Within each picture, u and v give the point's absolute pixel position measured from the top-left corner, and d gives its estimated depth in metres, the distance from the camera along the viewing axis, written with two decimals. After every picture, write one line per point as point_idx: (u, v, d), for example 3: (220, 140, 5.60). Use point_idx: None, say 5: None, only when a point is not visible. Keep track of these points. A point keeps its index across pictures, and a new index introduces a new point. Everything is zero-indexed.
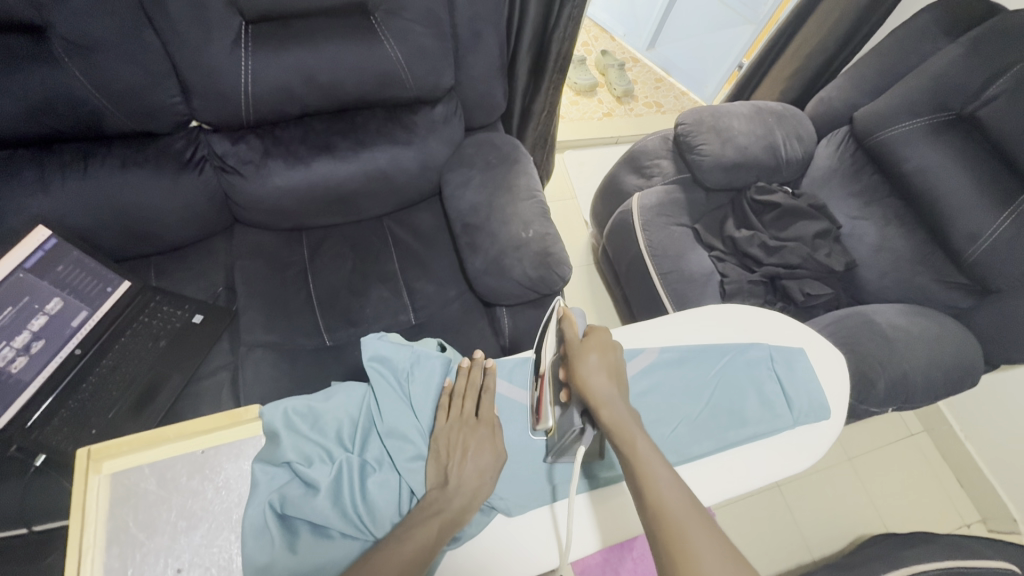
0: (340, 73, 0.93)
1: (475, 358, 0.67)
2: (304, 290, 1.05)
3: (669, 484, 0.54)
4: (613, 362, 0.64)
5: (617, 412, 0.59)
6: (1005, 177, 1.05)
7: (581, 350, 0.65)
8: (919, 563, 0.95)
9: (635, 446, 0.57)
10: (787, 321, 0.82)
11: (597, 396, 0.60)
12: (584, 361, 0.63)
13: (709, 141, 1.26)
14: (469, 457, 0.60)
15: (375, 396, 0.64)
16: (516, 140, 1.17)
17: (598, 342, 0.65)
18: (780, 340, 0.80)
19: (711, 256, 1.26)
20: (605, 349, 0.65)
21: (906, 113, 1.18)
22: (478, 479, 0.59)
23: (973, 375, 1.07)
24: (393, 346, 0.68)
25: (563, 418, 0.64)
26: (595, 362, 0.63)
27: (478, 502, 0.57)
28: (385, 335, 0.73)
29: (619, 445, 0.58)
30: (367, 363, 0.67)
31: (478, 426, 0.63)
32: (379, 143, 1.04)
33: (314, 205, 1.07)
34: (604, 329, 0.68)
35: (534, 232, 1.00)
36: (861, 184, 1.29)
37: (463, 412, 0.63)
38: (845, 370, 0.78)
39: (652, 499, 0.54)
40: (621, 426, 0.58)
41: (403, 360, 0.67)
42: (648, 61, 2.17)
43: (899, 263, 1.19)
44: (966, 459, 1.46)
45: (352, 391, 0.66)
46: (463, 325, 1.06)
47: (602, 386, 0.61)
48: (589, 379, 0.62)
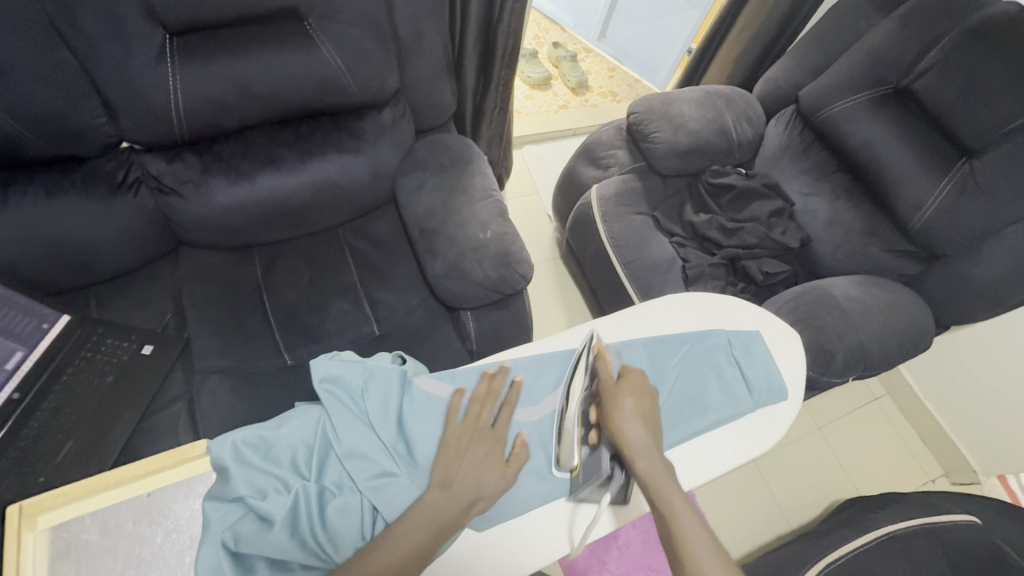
0: (277, 81, 0.90)
1: (501, 368, 0.66)
2: (259, 310, 1.01)
3: (705, 547, 0.59)
4: (648, 409, 0.66)
5: (652, 465, 0.62)
6: (943, 145, 1.09)
7: (616, 394, 0.66)
8: (888, 525, 1.03)
9: (671, 503, 0.60)
10: (742, 306, 0.83)
11: (632, 445, 0.63)
12: (620, 406, 0.65)
13: (661, 128, 1.27)
14: (473, 465, 0.59)
15: (330, 419, 0.60)
16: (469, 140, 1.15)
17: (632, 386, 0.67)
18: (737, 325, 0.81)
19: (672, 243, 1.27)
20: (641, 395, 0.67)
21: (847, 90, 1.22)
22: (478, 485, 0.58)
23: (925, 339, 1.11)
24: (345, 363, 0.64)
25: (590, 460, 0.65)
26: (630, 408, 0.65)
27: (476, 510, 0.57)
28: (338, 354, 0.69)
29: (653, 499, 0.61)
30: (318, 385, 0.62)
31: (490, 438, 0.62)
32: (326, 152, 1.01)
33: (263, 220, 1.03)
34: (639, 372, 0.69)
35: (492, 232, 0.99)
36: (810, 161, 1.31)
37: (478, 419, 0.62)
38: (800, 347, 0.80)
39: (685, 558, 0.59)
40: (657, 480, 0.61)
41: (357, 377, 0.63)
42: (600, 51, 2.18)
43: (851, 236, 1.22)
44: (928, 418, 1.53)
45: (306, 414, 0.62)
46: (427, 331, 1.05)
47: (637, 435, 0.63)
48: (625, 427, 0.64)
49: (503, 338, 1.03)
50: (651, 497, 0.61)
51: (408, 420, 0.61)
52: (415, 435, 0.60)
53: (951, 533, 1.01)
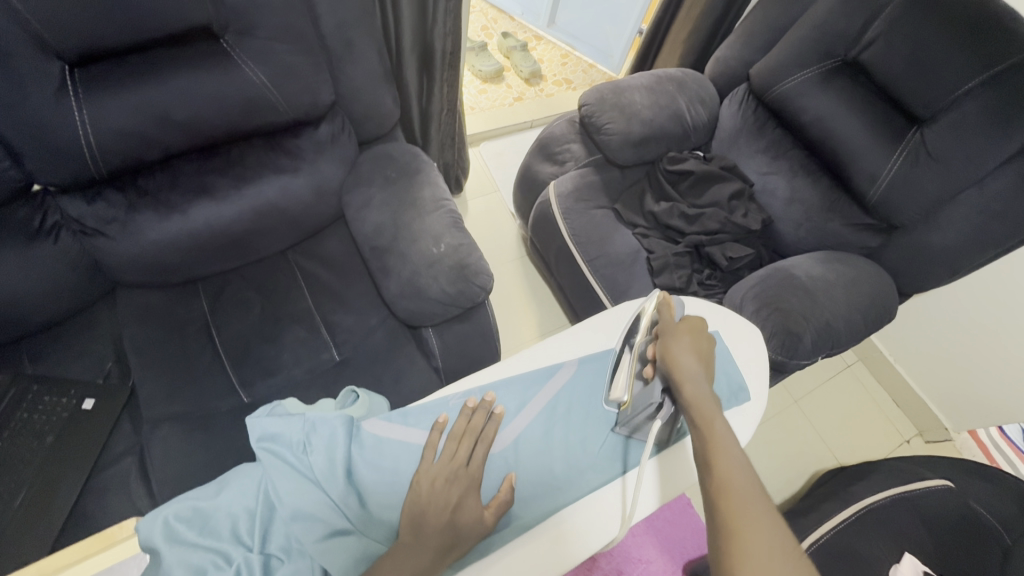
0: (197, 107, 0.84)
1: (483, 401, 0.61)
2: (208, 348, 0.96)
3: (740, 468, 0.55)
4: (703, 348, 0.67)
5: (699, 391, 0.62)
6: (893, 115, 1.09)
7: (675, 331, 0.68)
8: (867, 497, 1.04)
9: (713, 425, 0.59)
10: (702, 305, 0.81)
11: (683, 372, 0.63)
12: (678, 339, 0.67)
13: (614, 119, 1.23)
14: (449, 510, 0.55)
15: (269, 480, 0.57)
16: (416, 148, 1.10)
17: (692, 326, 0.69)
18: None
19: (635, 234, 1.24)
20: (698, 336, 0.68)
21: (796, 65, 1.20)
22: (453, 534, 0.55)
23: (889, 310, 1.11)
24: (282, 419, 0.60)
25: (642, 393, 0.66)
26: (686, 344, 0.66)
27: (451, 556, 0.54)
28: (280, 408, 0.65)
29: (695, 422, 0.60)
30: (256, 445, 0.59)
31: (466, 480, 0.58)
32: (263, 174, 0.96)
33: (204, 252, 0.97)
34: (700, 320, 0.71)
35: (446, 245, 0.95)
36: (766, 139, 1.30)
37: (455, 458, 0.58)
38: (761, 343, 0.79)
39: (716, 475, 0.55)
40: (702, 406, 0.61)
41: (296, 432, 0.59)
42: (551, 38, 2.12)
43: (810, 213, 1.22)
44: (899, 381, 1.56)
45: (244, 479, 0.59)
46: (389, 352, 1.01)
47: (690, 365, 0.64)
48: (680, 357, 0.65)
49: (468, 352, 1.00)
50: (693, 419, 0.61)
51: (357, 469, 0.57)
52: (365, 485, 0.57)
53: (928, 500, 1.03)
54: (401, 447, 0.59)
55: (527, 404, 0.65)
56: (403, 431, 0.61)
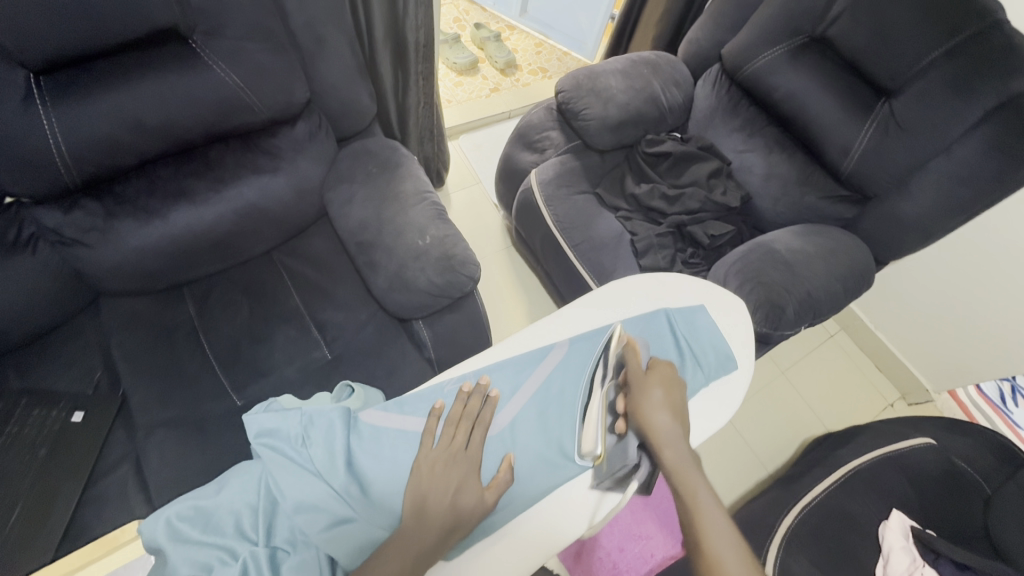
0: (170, 110, 0.83)
1: (477, 386, 0.63)
2: (199, 351, 0.96)
3: (725, 536, 0.59)
4: (677, 400, 0.66)
5: (679, 456, 0.63)
6: (861, 88, 1.12)
7: (645, 384, 0.66)
8: (853, 460, 1.08)
9: (695, 495, 0.62)
10: (686, 279, 0.82)
11: (660, 436, 0.63)
12: (649, 394, 0.65)
13: (591, 104, 1.24)
14: (451, 493, 0.56)
15: (271, 475, 0.57)
16: (395, 142, 1.10)
17: (661, 378, 0.67)
18: (682, 300, 0.80)
19: (618, 217, 1.26)
20: (670, 386, 0.67)
21: (766, 43, 1.22)
22: (455, 515, 0.55)
23: (867, 278, 1.14)
24: (280, 413, 0.61)
25: (616, 448, 0.65)
26: (659, 398, 0.65)
27: (454, 538, 0.55)
28: (277, 404, 0.66)
29: (678, 490, 0.62)
30: (255, 441, 0.59)
31: (465, 462, 0.59)
32: (241, 176, 0.95)
33: (188, 257, 0.96)
34: (667, 363, 0.70)
35: (432, 237, 0.95)
36: (741, 118, 1.32)
37: (453, 443, 0.60)
38: (745, 313, 0.81)
39: (705, 552, 0.58)
40: (682, 471, 0.62)
41: (294, 425, 0.60)
42: (524, 27, 2.12)
43: (787, 187, 1.24)
44: (880, 347, 1.61)
45: (244, 475, 0.59)
46: (381, 346, 1.01)
47: (665, 425, 0.64)
48: (654, 416, 0.64)
49: (460, 342, 1.01)
50: (674, 485, 0.62)
51: (357, 457, 0.58)
52: (366, 473, 0.57)
53: (910, 457, 1.07)
54: (399, 434, 0.61)
55: (521, 386, 0.66)
56: (400, 419, 0.62)
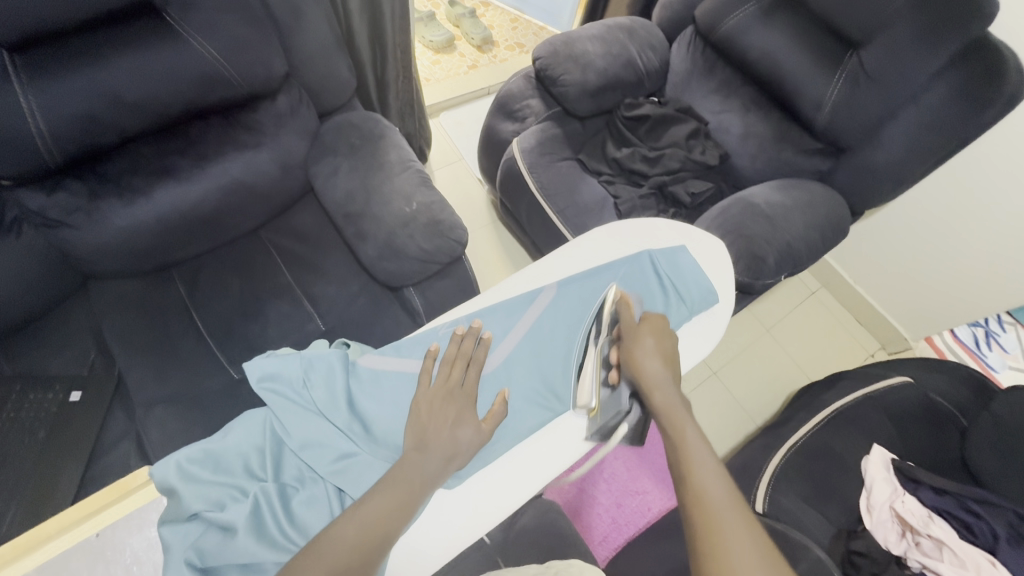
0: (150, 86, 0.83)
1: (471, 327, 0.65)
2: (192, 329, 0.96)
3: (711, 473, 0.57)
4: (668, 347, 0.66)
5: (668, 398, 0.63)
6: (830, 41, 1.14)
7: (637, 333, 0.67)
8: (836, 401, 1.12)
9: (683, 431, 0.61)
10: (668, 223, 0.84)
11: (650, 380, 0.63)
12: (641, 342, 0.66)
13: (569, 70, 1.25)
14: (449, 426, 0.60)
15: (277, 416, 0.60)
16: (376, 114, 1.10)
17: (653, 326, 0.67)
18: (665, 243, 0.82)
19: (601, 182, 1.28)
20: (662, 336, 0.67)
21: (737, 3, 1.24)
22: (453, 445, 0.59)
23: (843, 227, 1.18)
24: (280, 360, 0.63)
25: (610, 398, 0.66)
26: (651, 345, 0.65)
27: (453, 466, 0.59)
28: (272, 353, 0.67)
29: (667, 432, 0.62)
30: (258, 386, 0.61)
31: (462, 398, 0.62)
32: (225, 153, 0.95)
33: (176, 236, 0.96)
34: (661, 317, 0.70)
35: (418, 203, 0.96)
36: (716, 79, 1.34)
37: (449, 379, 0.62)
38: (724, 252, 0.83)
39: (691, 484, 0.57)
40: (670, 413, 0.62)
41: (295, 370, 0.63)
42: (499, 3, 2.12)
43: (764, 144, 1.27)
44: (860, 301, 1.66)
45: (248, 420, 0.61)
46: (374, 316, 1.03)
47: (656, 371, 0.64)
48: (645, 361, 0.64)
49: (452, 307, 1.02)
50: (663, 426, 0.62)
51: (358, 397, 0.62)
52: (369, 412, 0.62)
53: (890, 395, 1.12)
54: (397, 377, 0.64)
55: (512, 331, 0.70)
56: (397, 363, 0.65)
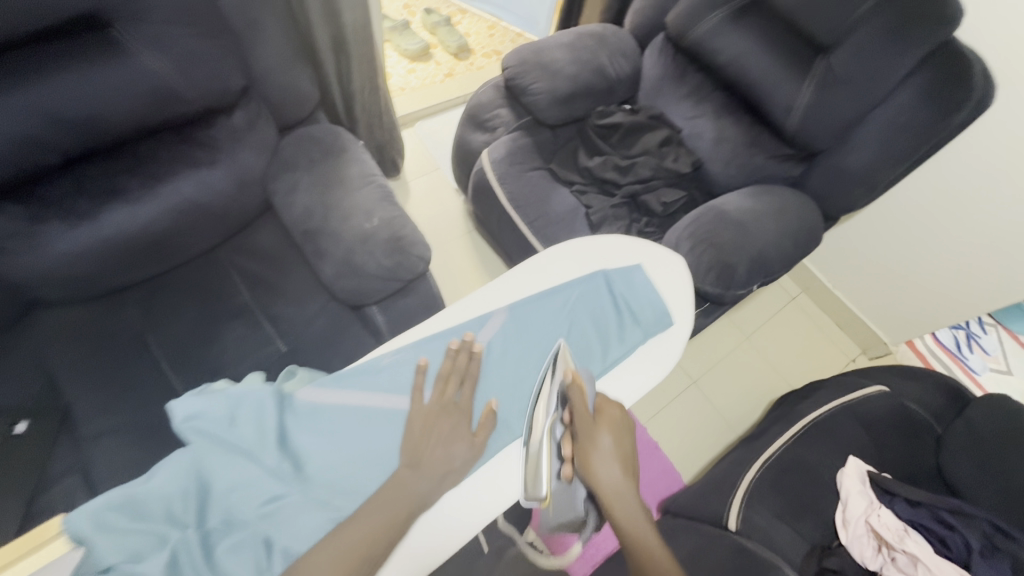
0: (93, 105, 0.79)
1: (465, 341, 0.67)
2: (145, 356, 0.95)
3: None
4: (623, 447, 0.68)
5: (627, 508, 0.66)
6: (801, 46, 1.13)
7: (593, 433, 0.67)
8: (811, 411, 1.11)
9: (641, 542, 0.66)
10: (625, 239, 0.82)
11: (609, 490, 0.66)
12: (599, 445, 0.66)
13: (539, 78, 1.23)
14: (441, 443, 0.64)
15: (203, 460, 0.58)
16: (338, 127, 1.07)
17: (611, 423, 0.68)
18: (621, 260, 0.81)
19: (573, 192, 1.27)
20: (618, 432, 0.68)
21: (707, 7, 1.21)
22: (450, 461, 0.64)
23: (816, 235, 1.17)
24: (208, 397, 0.61)
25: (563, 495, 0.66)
26: (608, 447, 0.67)
27: (410, 512, 0.60)
28: (204, 386, 0.65)
29: (626, 539, 0.66)
30: (182, 425, 0.59)
31: (457, 412, 0.66)
32: (178, 171, 0.92)
33: (126, 256, 0.94)
34: (612, 404, 0.70)
35: (378, 219, 0.94)
36: (688, 85, 1.32)
37: (443, 395, 0.66)
38: (682, 268, 0.82)
39: None
40: (630, 524, 0.66)
41: (223, 409, 0.61)
42: (476, 10, 2.10)
43: (736, 150, 1.26)
44: (840, 305, 1.65)
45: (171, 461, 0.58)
46: (336, 335, 1.01)
47: (614, 478, 0.66)
48: (604, 470, 0.66)
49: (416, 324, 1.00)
50: (622, 534, 0.66)
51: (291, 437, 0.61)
52: (302, 454, 0.61)
53: (866, 405, 1.10)
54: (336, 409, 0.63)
55: (462, 355, 0.69)
56: (334, 396, 0.64)
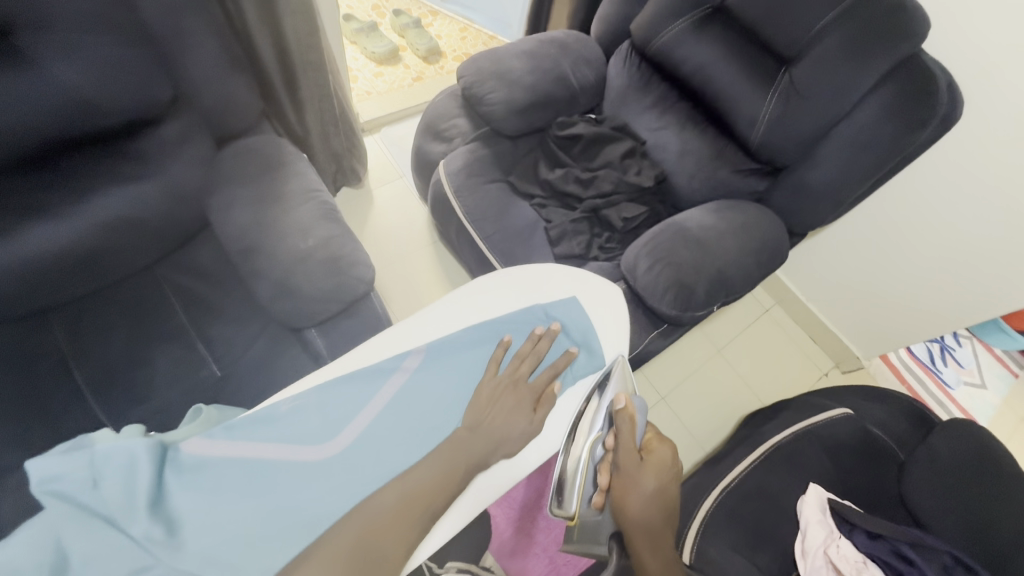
0: (5, 119, 0.73)
1: (548, 330, 0.77)
2: (69, 382, 0.90)
3: None
4: (664, 492, 0.74)
5: (657, 555, 0.70)
6: (765, 58, 1.09)
7: (638, 472, 0.74)
8: (773, 435, 1.08)
9: None
10: (558, 271, 0.84)
11: (639, 529, 0.71)
12: (640, 482, 0.73)
13: (495, 88, 1.19)
14: (506, 414, 0.72)
15: (63, 528, 0.56)
16: (281, 139, 1.02)
17: (657, 468, 0.75)
18: (553, 292, 0.82)
19: (533, 205, 1.23)
20: (661, 476, 0.75)
21: (671, 15, 1.17)
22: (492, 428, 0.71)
23: (780, 252, 1.13)
24: (65, 459, 0.58)
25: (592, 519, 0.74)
26: (649, 489, 0.73)
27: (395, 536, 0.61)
28: (78, 441, 0.63)
29: None
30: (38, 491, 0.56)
31: (524, 388, 0.74)
32: (102, 186, 0.88)
33: (48, 280, 0.87)
34: (661, 450, 0.77)
35: (316, 239, 0.89)
36: (653, 95, 1.28)
37: (518, 372, 0.75)
38: (615, 301, 0.84)
39: None
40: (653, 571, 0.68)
41: (84, 471, 0.58)
42: (448, 12, 2.05)
43: (701, 164, 1.22)
44: (813, 318, 1.62)
45: (25, 532, 0.55)
46: (275, 359, 0.97)
47: (648, 517, 0.72)
48: (638, 508, 0.72)
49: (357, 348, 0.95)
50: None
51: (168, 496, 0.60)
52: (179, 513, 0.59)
53: (828, 428, 1.07)
54: (224, 463, 0.62)
55: (370, 400, 0.68)
56: (223, 446, 0.63)
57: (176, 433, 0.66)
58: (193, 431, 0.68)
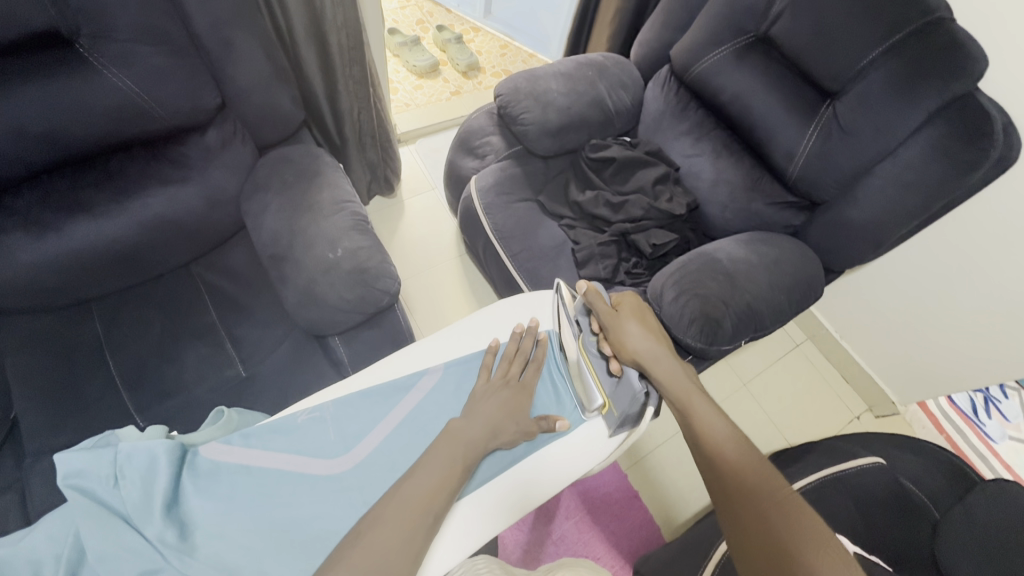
0: (57, 119, 0.78)
1: (529, 328, 0.79)
2: (101, 372, 0.92)
3: (725, 435, 0.67)
4: (647, 325, 0.80)
5: (668, 368, 0.76)
6: (807, 90, 1.07)
7: (618, 319, 0.81)
8: (797, 480, 1.03)
9: (690, 400, 0.72)
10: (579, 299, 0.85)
11: (648, 358, 0.77)
12: (623, 324, 0.80)
13: (529, 108, 1.20)
14: (507, 418, 0.72)
15: (80, 522, 0.58)
16: (319, 150, 1.05)
17: (629, 309, 0.82)
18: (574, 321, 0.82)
19: (562, 225, 1.22)
20: (637, 315, 0.82)
21: (711, 43, 1.16)
22: (502, 421, 0.72)
23: (815, 289, 1.09)
24: (90, 454, 0.61)
25: (619, 388, 0.78)
26: (632, 326, 0.80)
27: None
28: (105, 437, 0.66)
29: (676, 399, 0.73)
30: (63, 484, 0.59)
31: (518, 388, 0.75)
32: (147, 187, 0.91)
33: (90, 273, 0.92)
34: (629, 298, 0.85)
35: (344, 250, 0.90)
36: (689, 122, 1.26)
37: (509, 373, 0.76)
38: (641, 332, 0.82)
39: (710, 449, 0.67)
40: (675, 384, 0.74)
41: (106, 467, 0.61)
42: (489, 29, 2.09)
43: (735, 194, 1.19)
44: (846, 357, 1.55)
45: (54, 520, 0.60)
46: (298, 365, 0.98)
47: (643, 345, 0.78)
48: (633, 342, 0.78)
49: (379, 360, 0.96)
50: (671, 394, 0.74)
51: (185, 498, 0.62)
52: (192, 516, 0.61)
53: (854, 477, 1.02)
54: (239, 471, 0.64)
55: (383, 418, 0.70)
56: (241, 453, 0.65)
57: (198, 435, 0.68)
58: (214, 435, 0.69)
